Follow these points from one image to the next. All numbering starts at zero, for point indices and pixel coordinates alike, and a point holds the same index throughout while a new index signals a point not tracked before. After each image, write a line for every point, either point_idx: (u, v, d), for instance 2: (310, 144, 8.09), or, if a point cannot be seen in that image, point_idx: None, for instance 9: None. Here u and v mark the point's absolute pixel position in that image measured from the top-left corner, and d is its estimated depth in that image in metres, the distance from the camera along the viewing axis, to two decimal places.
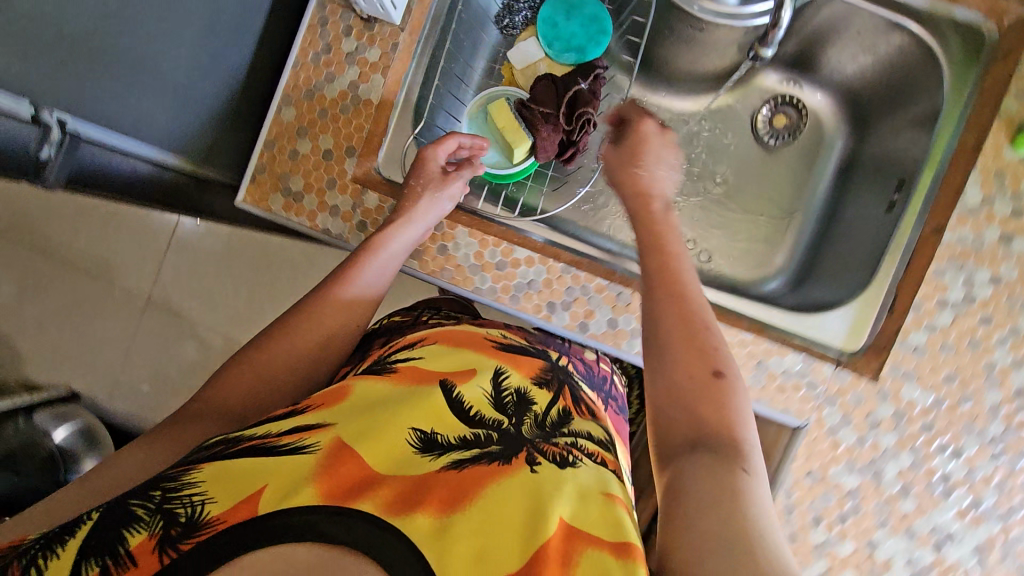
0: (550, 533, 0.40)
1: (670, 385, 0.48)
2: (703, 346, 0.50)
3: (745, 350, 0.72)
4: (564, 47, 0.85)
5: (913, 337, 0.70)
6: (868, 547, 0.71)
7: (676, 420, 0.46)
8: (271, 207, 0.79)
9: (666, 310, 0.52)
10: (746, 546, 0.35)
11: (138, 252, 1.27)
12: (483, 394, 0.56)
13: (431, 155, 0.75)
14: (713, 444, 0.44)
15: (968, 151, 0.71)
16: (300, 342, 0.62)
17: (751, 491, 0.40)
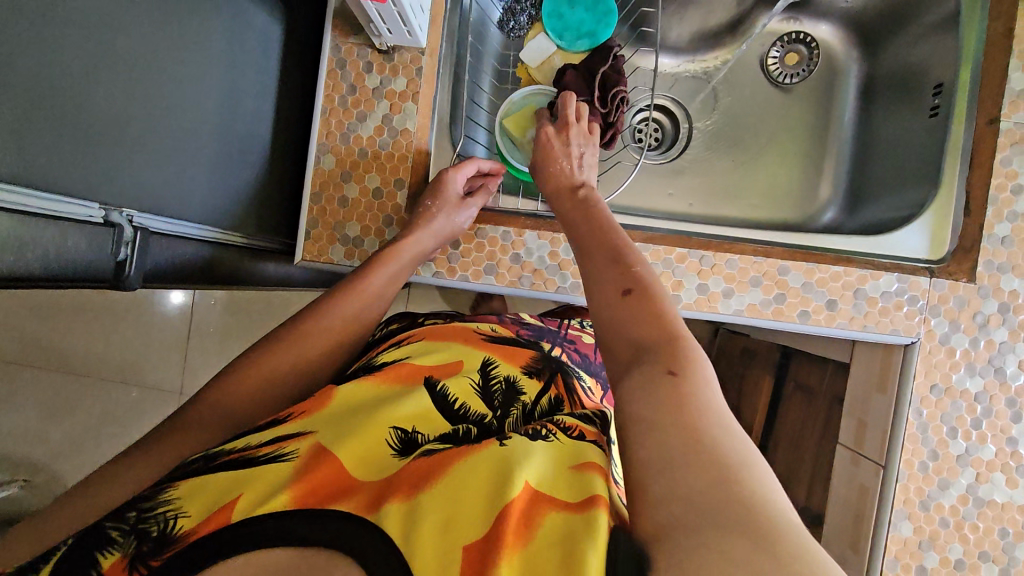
0: (515, 494, 0.40)
1: (603, 322, 0.49)
2: (620, 274, 0.52)
3: (840, 282, 0.72)
4: (576, 36, 0.84)
5: (997, 230, 0.71)
6: (1009, 445, 0.71)
7: (613, 337, 0.47)
8: (333, 258, 0.77)
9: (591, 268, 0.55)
10: (703, 458, 0.34)
11: (159, 346, 1.23)
12: (468, 388, 0.62)
13: (451, 178, 0.73)
14: (650, 355, 0.43)
15: (1000, 40, 0.72)
16: (301, 354, 0.63)
17: (696, 396, 0.39)
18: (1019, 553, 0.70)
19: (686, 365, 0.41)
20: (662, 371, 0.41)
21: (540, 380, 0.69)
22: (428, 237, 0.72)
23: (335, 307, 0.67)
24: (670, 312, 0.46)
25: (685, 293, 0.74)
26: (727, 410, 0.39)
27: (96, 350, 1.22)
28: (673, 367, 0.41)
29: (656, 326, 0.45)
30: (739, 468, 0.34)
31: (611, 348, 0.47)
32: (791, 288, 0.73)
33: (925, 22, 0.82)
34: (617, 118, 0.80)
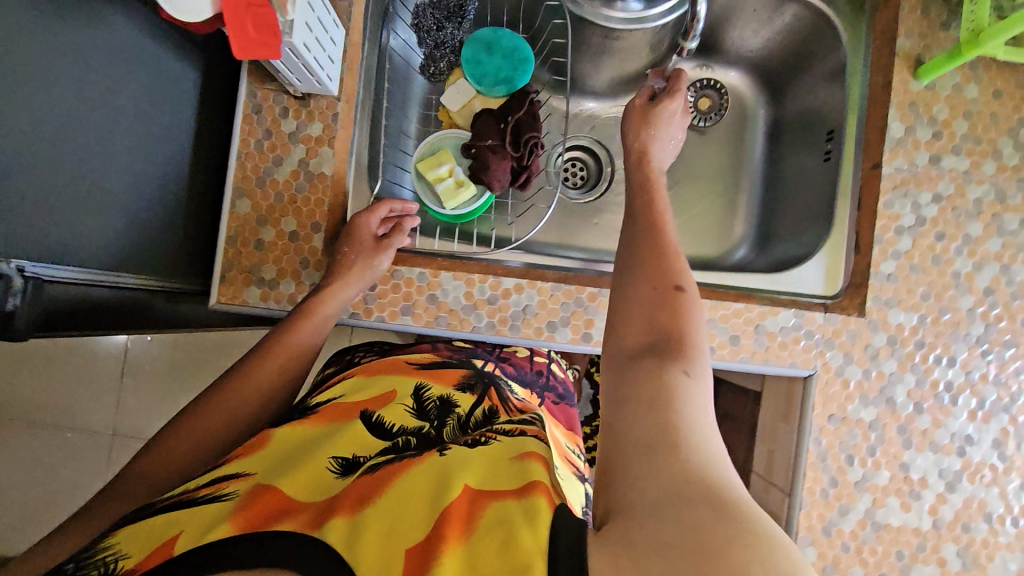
0: (454, 497, 0.47)
1: (628, 300, 0.56)
2: (664, 268, 0.58)
3: (742, 318, 0.76)
4: (495, 81, 0.87)
5: (883, 267, 0.75)
6: (902, 470, 0.75)
7: (633, 324, 0.55)
8: (248, 301, 0.77)
9: (648, 245, 0.60)
10: (679, 441, 0.43)
11: (94, 389, 1.25)
12: (404, 409, 0.67)
13: (364, 222, 0.76)
14: (667, 350, 0.51)
15: (880, 92, 0.77)
16: (235, 400, 0.65)
17: (684, 391, 0.47)
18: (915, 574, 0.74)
19: (694, 370, 0.49)
20: (673, 369, 0.49)
21: (472, 392, 0.74)
22: (349, 286, 0.73)
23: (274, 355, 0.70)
24: (695, 319, 0.54)
25: (597, 330, 0.76)
26: (710, 411, 0.48)
27: (31, 397, 1.22)
28: (684, 369, 0.49)
29: (673, 328, 0.53)
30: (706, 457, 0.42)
31: (631, 329, 0.54)
32: None
33: (820, 70, 0.86)
34: (531, 162, 0.84)
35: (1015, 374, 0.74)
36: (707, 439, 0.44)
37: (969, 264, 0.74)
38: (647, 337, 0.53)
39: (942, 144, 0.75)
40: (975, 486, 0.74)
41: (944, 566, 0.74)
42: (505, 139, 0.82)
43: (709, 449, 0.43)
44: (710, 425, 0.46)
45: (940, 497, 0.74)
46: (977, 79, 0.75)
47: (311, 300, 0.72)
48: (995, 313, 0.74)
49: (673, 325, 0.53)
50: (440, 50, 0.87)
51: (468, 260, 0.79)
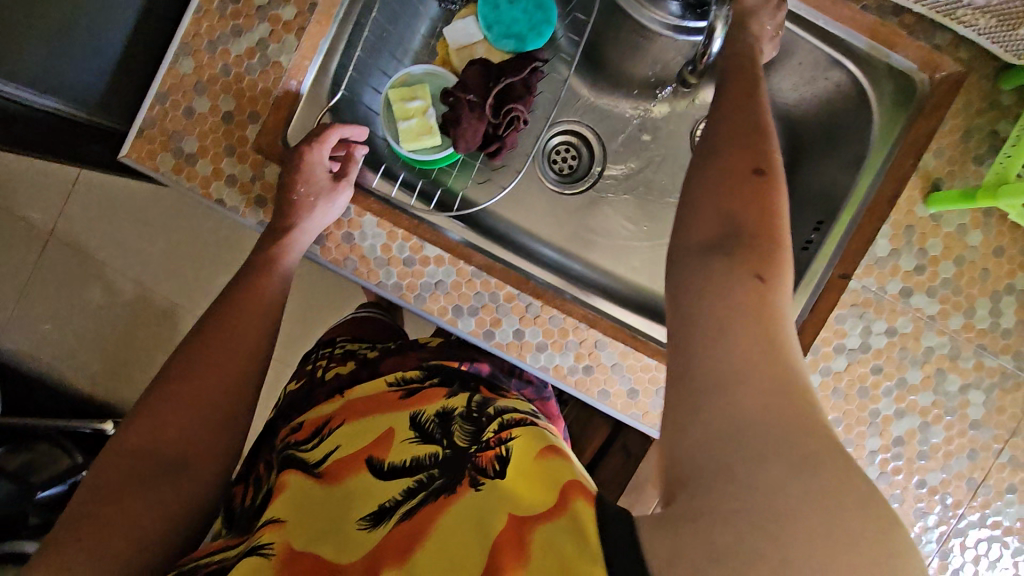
0: (500, 527, 0.44)
1: (704, 184, 0.47)
2: (749, 147, 0.48)
3: (648, 375, 0.72)
4: (503, 33, 0.78)
5: (807, 379, 0.70)
6: None
7: (706, 212, 0.46)
8: (159, 167, 0.70)
9: (723, 125, 0.50)
10: (766, 368, 0.39)
11: (38, 188, 1.20)
12: (405, 439, 0.54)
13: (314, 159, 0.68)
14: (741, 243, 0.44)
15: (884, 202, 0.70)
16: (228, 358, 0.58)
17: (767, 295, 0.42)
18: None
19: (774, 277, 0.42)
20: (754, 281, 0.42)
21: (466, 390, 0.63)
22: (307, 232, 0.67)
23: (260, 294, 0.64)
24: (781, 206, 0.46)
25: (500, 332, 0.72)
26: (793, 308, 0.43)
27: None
28: (759, 272, 0.42)
29: (755, 224, 0.45)
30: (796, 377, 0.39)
31: (699, 220, 0.46)
32: (600, 363, 0.72)
33: (839, 154, 0.78)
34: (507, 134, 0.77)
35: None
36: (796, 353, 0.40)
37: (891, 408, 0.70)
38: (716, 232, 0.45)
39: (919, 280, 0.69)
40: None
41: None
42: (486, 99, 0.74)
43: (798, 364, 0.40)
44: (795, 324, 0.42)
45: None
46: (985, 228, 0.69)
47: (278, 239, 0.67)
48: (895, 465, 0.71)
49: (751, 215, 0.45)
50: None
51: (402, 211, 0.73)
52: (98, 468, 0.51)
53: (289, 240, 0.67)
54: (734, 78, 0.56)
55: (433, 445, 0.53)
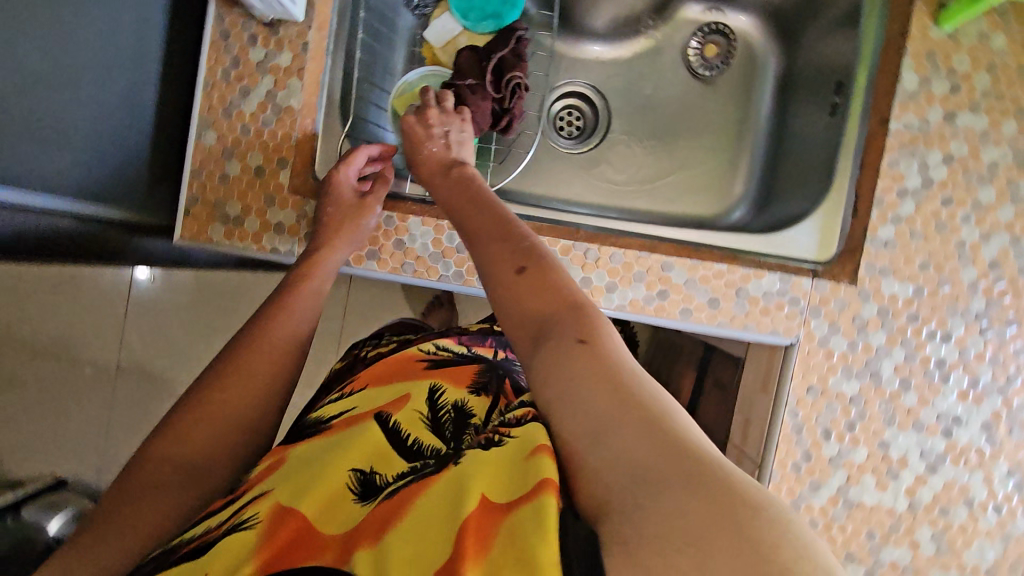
0: (468, 512, 0.39)
1: (506, 291, 0.51)
2: (507, 247, 0.54)
3: (723, 281, 0.71)
4: (480, 17, 0.83)
5: (881, 233, 0.70)
6: (880, 448, 0.71)
7: (517, 317, 0.50)
8: (212, 237, 0.73)
9: (477, 242, 0.57)
10: (626, 410, 0.39)
11: (95, 323, 1.26)
12: (418, 416, 0.59)
13: (343, 177, 0.72)
14: (555, 331, 0.46)
15: (895, 40, 0.70)
16: (262, 380, 0.60)
17: (599, 353, 0.43)
18: (883, 556, 0.71)
19: (591, 335, 0.45)
20: (568, 343, 0.44)
21: (489, 394, 0.65)
22: (340, 247, 0.69)
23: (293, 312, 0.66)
24: (565, 280, 0.50)
25: None
26: (631, 361, 0.44)
27: (30, 331, 1.24)
28: (581, 335, 0.45)
29: (559, 300, 0.48)
30: (655, 415, 0.38)
31: (517, 334, 0.49)
32: (674, 285, 0.72)
33: (830, 17, 0.80)
34: (514, 104, 0.79)
35: (1014, 354, 0.70)
36: (644, 387, 0.41)
37: (975, 233, 0.70)
38: (534, 329, 0.48)
39: (957, 100, 0.69)
40: (957, 470, 0.71)
41: (916, 549, 0.71)
42: (486, 78, 0.77)
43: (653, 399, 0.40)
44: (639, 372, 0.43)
45: (919, 479, 0.71)
46: (1005, 29, 0.70)
47: (310, 260, 0.69)
48: (998, 288, 0.70)
49: (551, 308, 0.48)
50: None
51: (436, 205, 0.75)
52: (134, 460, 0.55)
53: (320, 255, 0.69)
54: (450, 202, 0.64)
55: (440, 440, 0.57)
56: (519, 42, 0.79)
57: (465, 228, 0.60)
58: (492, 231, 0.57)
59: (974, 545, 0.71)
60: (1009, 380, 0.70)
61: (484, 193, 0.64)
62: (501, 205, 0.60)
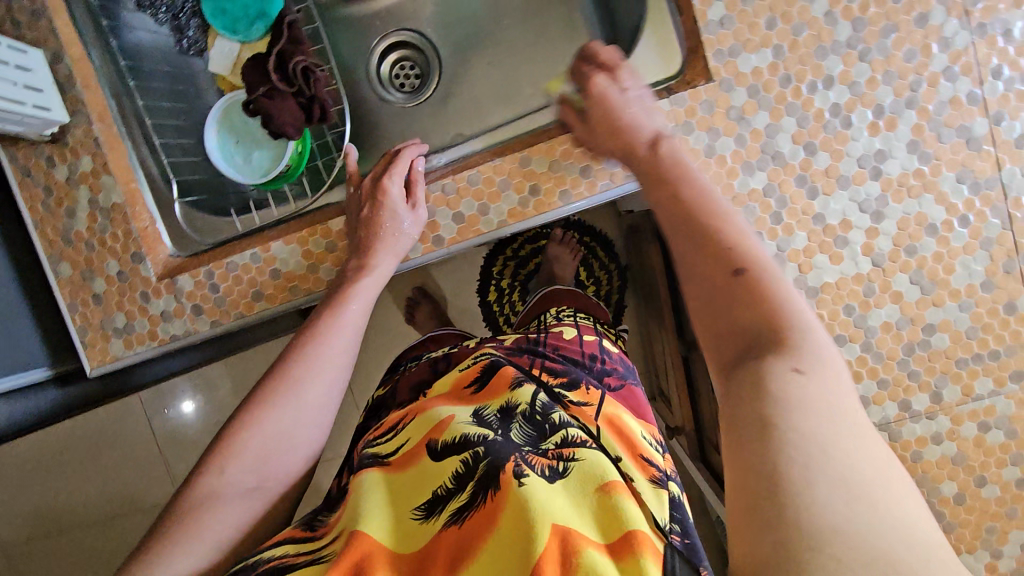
0: (541, 548, 0.43)
1: (710, 284, 0.46)
2: (716, 245, 0.47)
3: (583, 147, 0.67)
4: (249, 23, 0.78)
5: (711, 16, 0.64)
6: (817, 224, 0.66)
7: (721, 330, 0.45)
8: (117, 355, 0.73)
9: (663, 195, 0.54)
10: (817, 458, 0.34)
11: (140, 467, 1.27)
12: (462, 424, 0.57)
13: (388, 184, 0.68)
14: (760, 350, 0.42)
15: None
16: (320, 381, 0.61)
17: (802, 390, 0.38)
18: (872, 322, 0.67)
19: (807, 365, 0.40)
20: (778, 370, 0.39)
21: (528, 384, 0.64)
22: (377, 259, 0.67)
23: (340, 321, 0.64)
24: (786, 293, 0.44)
25: (445, 230, 0.71)
26: (851, 405, 0.39)
27: (80, 497, 1.28)
28: (795, 365, 0.40)
29: (764, 314, 0.43)
30: (859, 478, 0.33)
31: (716, 341, 0.45)
32: (540, 176, 0.68)
33: None
34: (315, 89, 0.75)
35: (907, 63, 0.64)
36: (846, 444, 0.35)
37: None
38: (737, 336, 0.44)
39: None
40: (904, 205, 0.65)
41: (901, 300, 0.67)
42: (273, 79, 0.73)
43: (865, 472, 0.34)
44: (848, 426, 0.36)
45: (870, 233, 0.66)
46: None
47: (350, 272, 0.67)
48: (857, 5, 0.63)
49: (758, 321, 0.43)
50: (183, 17, 0.79)
51: (321, 209, 0.72)
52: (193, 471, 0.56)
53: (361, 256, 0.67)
54: (648, 181, 0.56)
55: (488, 431, 0.56)
56: (292, 31, 0.75)
57: (665, 203, 0.53)
58: (682, 205, 0.51)
59: (958, 267, 0.66)
60: (913, 91, 0.64)
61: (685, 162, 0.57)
62: (717, 194, 0.52)
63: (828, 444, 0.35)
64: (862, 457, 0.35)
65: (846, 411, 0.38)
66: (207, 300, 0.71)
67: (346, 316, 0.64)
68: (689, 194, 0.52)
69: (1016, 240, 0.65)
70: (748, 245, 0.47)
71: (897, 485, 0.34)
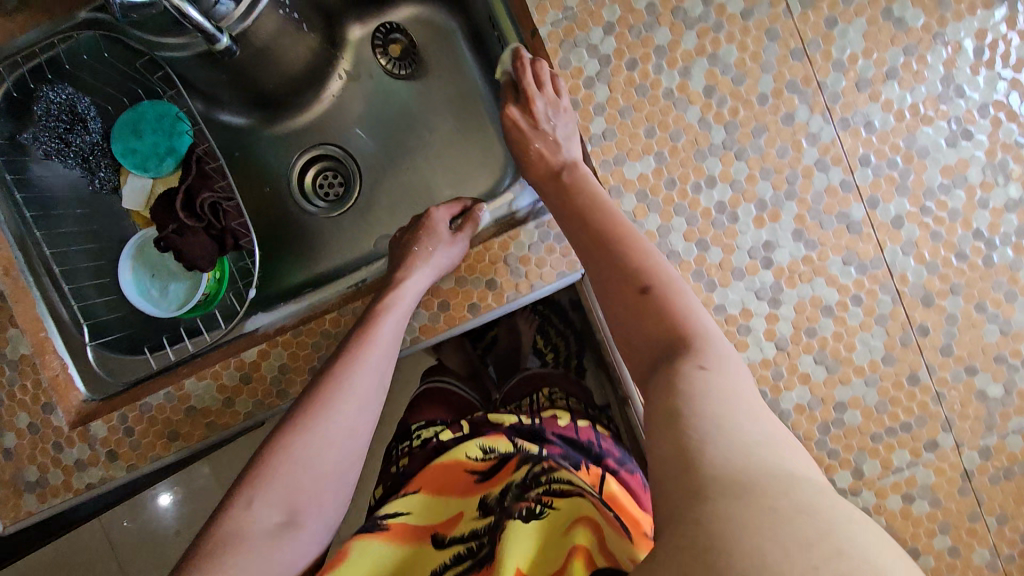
0: None
1: (634, 310, 0.57)
2: (632, 268, 0.58)
3: (486, 260, 0.69)
4: (159, 159, 0.79)
5: (593, 129, 0.68)
6: (718, 314, 0.68)
7: (639, 338, 0.56)
8: (30, 509, 0.70)
9: (594, 215, 0.63)
10: (727, 432, 0.43)
11: None
12: (472, 516, 0.59)
13: (438, 213, 0.74)
14: (671, 355, 0.52)
15: None
16: (353, 406, 0.61)
17: (706, 382, 0.48)
18: (785, 404, 0.68)
19: (711, 363, 0.50)
20: (688, 368, 0.49)
21: (534, 459, 0.61)
22: (415, 274, 0.68)
23: (371, 347, 0.63)
24: (690, 307, 0.55)
25: None
26: (746, 393, 0.48)
27: None
28: (701, 363, 0.50)
29: (671, 330, 0.54)
30: (774, 453, 0.41)
31: (639, 353, 0.56)
32: (447, 291, 0.70)
33: None
34: (224, 221, 0.77)
35: (782, 158, 0.67)
36: (745, 426, 0.44)
37: (675, 76, 0.67)
38: (648, 340, 0.55)
39: None
40: (798, 290, 0.68)
41: (809, 381, 0.68)
42: (181, 217, 0.74)
43: (779, 454, 0.42)
44: (745, 413, 0.45)
45: (770, 319, 0.68)
46: None
47: (385, 296, 0.67)
48: (727, 109, 0.67)
49: (671, 330, 0.54)
50: (95, 160, 0.79)
51: (235, 340, 0.72)
52: (220, 500, 0.57)
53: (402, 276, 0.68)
54: (567, 213, 0.65)
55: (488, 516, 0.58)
56: (200, 165, 0.76)
57: (579, 234, 0.63)
58: (603, 241, 0.61)
59: (858, 344, 0.68)
60: (791, 183, 0.67)
61: (598, 195, 0.65)
62: (638, 231, 0.62)
63: (735, 427, 0.43)
64: (757, 431, 0.44)
65: (746, 403, 0.47)
66: (122, 444, 0.70)
67: (381, 331, 0.64)
68: (602, 219, 0.62)
69: (908, 314, 0.67)
70: (663, 270, 0.58)
71: (775, 447, 0.43)
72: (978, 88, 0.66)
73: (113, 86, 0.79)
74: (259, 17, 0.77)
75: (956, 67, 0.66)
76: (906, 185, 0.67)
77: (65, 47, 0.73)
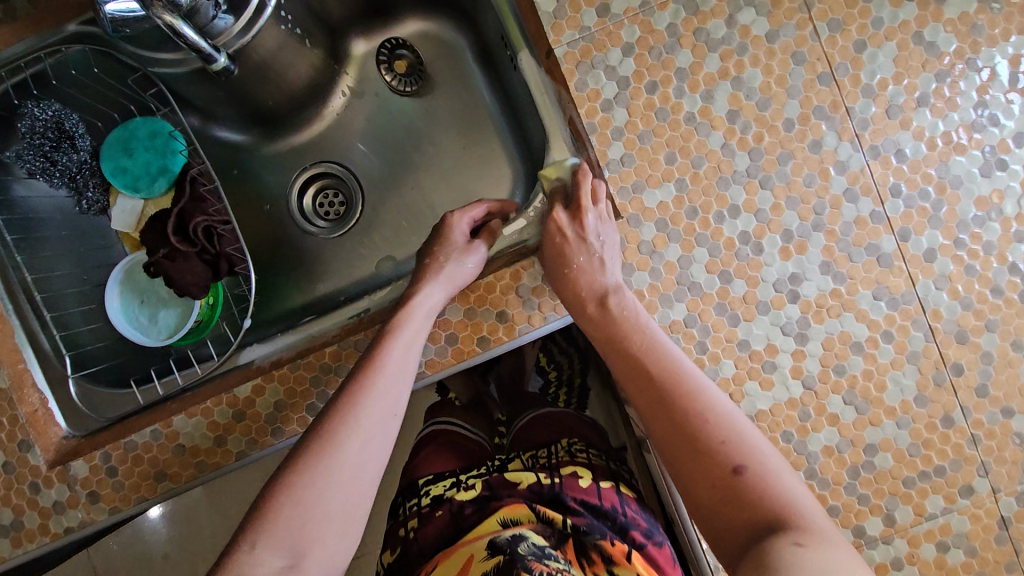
0: None
1: (711, 479, 0.52)
2: (731, 448, 0.53)
3: (497, 291, 0.66)
4: (150, 179, 0.74)
5: (611, 155, 0.65)
6: (742, 350, 0.64)
7: (731, 530, 0.50)
8: (4, 555, 0.65)
9: (644, 359, 0.60)
10: None
11: None
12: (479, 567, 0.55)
13: (456, 220, 0.70)
14: (768, 536, 0.47)
15: None
16: (365, 436, 0.55)
17: (803, 556, 0.43)
18: (813, 446, 0.64)
19: (809, 540, 0.45)
20: (783, 544, 0.45)
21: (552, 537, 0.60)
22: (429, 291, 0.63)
23: (382, 373, 0.58)
24: (782, 485, 0.51)
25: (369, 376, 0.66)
26: (856, 573, 0.43)
27: None
28: (797, 538, 0.45)
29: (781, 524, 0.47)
30: None
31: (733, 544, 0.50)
32: (455, 323, 0.66)
33: None
34: (219, 245, 0.73)
35: (809, 187, 0.64)
36: None
37: (697, 99, 0.64)
38: (742, 530, 0.49)
39: None
40: (826, 325, 0.64)
41: (838, 422, 0.64)
42: (172, 241, 0.70)
43: None
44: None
45: (797, 356, 0.64)
46: None
47: (398, 316, 0.63)
48: (752, 135, 0.64)
49: (777, 519, 0.48)
50: (83, 179, 0.74)
51: (227, 374, 0.67)
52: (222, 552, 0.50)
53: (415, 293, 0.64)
54: (612, 347, 0.62)
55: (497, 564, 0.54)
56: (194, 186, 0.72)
57: (632, 382, 0.60)
58: (671, 408, 0.57)
59: (889, 384, 0.64)
60: (819, 214, 0.64)
61: (653, 331, 0.62)
62: (695, 371, 0.59)
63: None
64: None
65: (844, 573, 0.42)
66: (104, 486, 0.65)
67: (392, 357, 0.59)
68: (654, 360, 0.59)
69: (942, 352, 0.64)
70: (745, 441, 0.54)
71: None
72: (1013, 116, 0.63)
73: (104, 102, 0.76)
74: (261, 32, 0.73)
75: (990, 94, 0.63)
76: (938, 217, 0.64)
77: (53, 62, 0.69)
